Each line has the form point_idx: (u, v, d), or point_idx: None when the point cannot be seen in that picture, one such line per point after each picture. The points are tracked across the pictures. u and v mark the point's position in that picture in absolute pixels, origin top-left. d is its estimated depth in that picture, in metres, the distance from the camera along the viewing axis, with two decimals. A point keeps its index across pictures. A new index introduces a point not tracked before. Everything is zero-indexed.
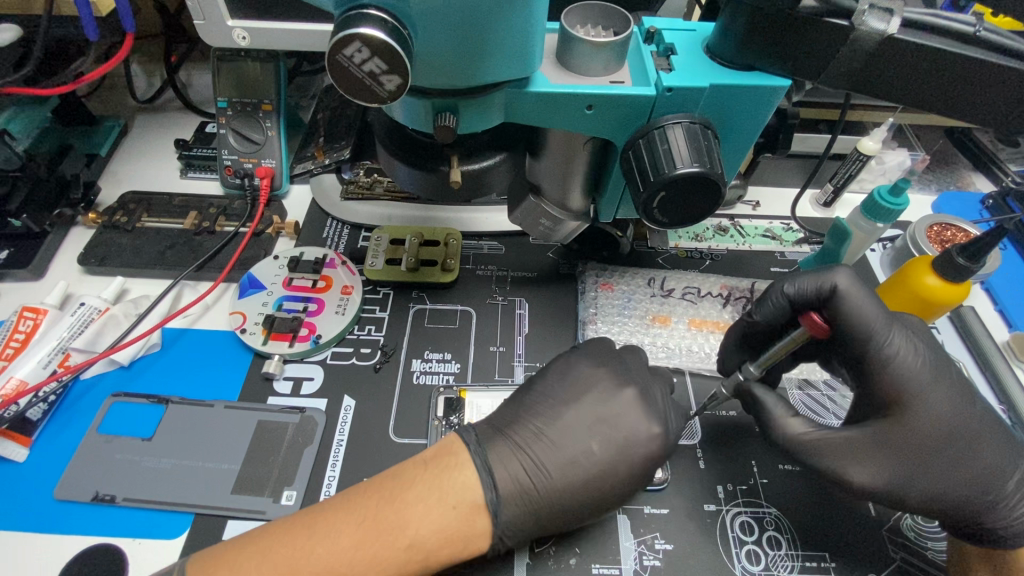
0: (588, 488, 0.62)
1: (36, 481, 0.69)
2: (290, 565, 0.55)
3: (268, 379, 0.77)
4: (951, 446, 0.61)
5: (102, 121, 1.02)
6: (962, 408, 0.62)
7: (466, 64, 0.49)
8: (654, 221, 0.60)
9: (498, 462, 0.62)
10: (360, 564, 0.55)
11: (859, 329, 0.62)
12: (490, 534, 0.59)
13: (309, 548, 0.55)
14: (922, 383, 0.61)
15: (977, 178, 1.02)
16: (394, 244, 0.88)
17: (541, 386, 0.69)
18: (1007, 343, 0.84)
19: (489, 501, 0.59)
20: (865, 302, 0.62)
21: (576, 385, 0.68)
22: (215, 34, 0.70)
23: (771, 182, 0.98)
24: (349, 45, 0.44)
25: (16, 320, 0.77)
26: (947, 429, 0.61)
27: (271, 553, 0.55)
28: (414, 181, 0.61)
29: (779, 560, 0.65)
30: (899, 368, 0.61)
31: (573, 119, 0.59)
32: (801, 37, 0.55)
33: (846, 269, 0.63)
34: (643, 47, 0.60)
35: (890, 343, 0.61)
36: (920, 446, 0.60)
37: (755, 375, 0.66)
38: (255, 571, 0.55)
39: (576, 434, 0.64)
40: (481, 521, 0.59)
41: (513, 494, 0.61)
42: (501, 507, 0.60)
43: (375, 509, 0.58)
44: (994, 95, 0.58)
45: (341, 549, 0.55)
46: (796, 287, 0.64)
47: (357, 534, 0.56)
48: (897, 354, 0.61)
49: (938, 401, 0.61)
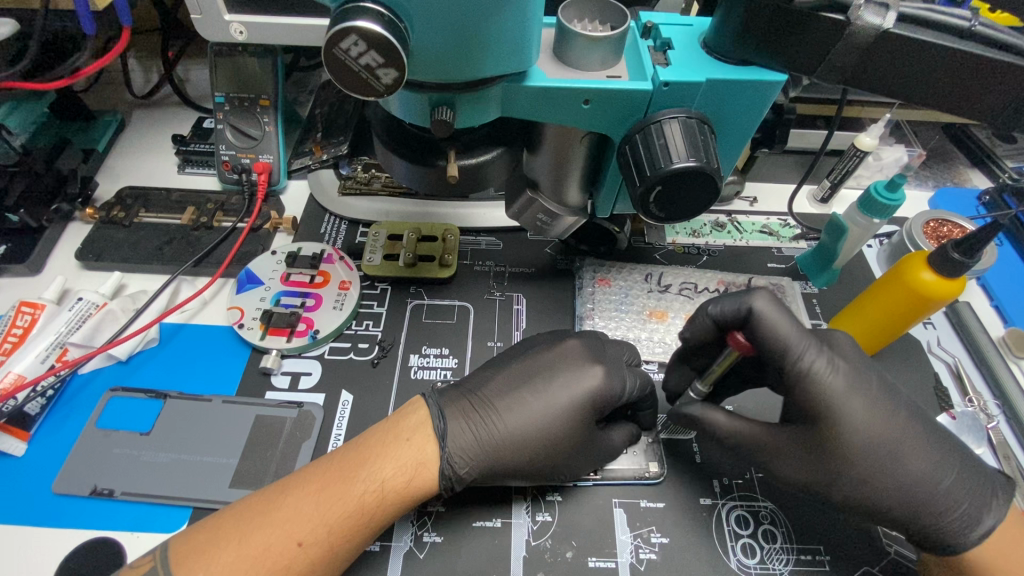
0: (538, 453, 0.65)
1: (35, 475, 0.69)
2: (258, 514, 0.57)
3: (266, 374, 0.77)
4: (881, 456, 0.60)
5: (99, 116, 1.02)
6: (884, 418, 0.60)
7: (462, 58, 0.49)
8: (650, 216, 0.60)
9: (453, 435, 0.64)
10: (324, 503, 0.58)
11: (777, 344, 0.60)
12: (442, 461, 0.62)
13: (276, 497, 0.59)
14: (842, 395, 0.60)
15: (974, 174, 1.03)
16: (392, 239, 0.88)
17: (486, 391, 0.68)
18: (1002, 339, 0.84)
19: (436, 431, 0.64)
20: (781, 321, 0.61)
21: (519, 385, 0.68)
22: (212, 28, 0.70)
23: (770, 178, 0.98)
24: (346, 38, 0.44)
25: (14, 315, 0.77)
26: (875, 439, 0.60)
27: (242, 504, 0.58)
28: (411, 176, 0.61)
29: (774, 554, 0.66)
30: (820, 383, 0.60)
31: (571, 113, 0.59)
32: (796, 33, 0.55)
33: (764, 291, 0.63)
34: (639, 42, 0.61)
35: (814, 363, 0.60)
36: (844, 455, 0.60)
37: (703, 392, 0.68)
38: (231, 525, 0.57)
39: (523, 413, 0.66)
40: (432, 449, 0.63)
41: (466, 444, 0.64)
42: (447, 443, 0.63)
43: (334, 457, 0.62)
44: (992, 90, 0.58)
45: (309, 492, 0.59)
46: (719, 307, 0.64)
47: (318, 477, 0.60)
48: (818, 367, 0.60)
49: (867, 411, 0.60)
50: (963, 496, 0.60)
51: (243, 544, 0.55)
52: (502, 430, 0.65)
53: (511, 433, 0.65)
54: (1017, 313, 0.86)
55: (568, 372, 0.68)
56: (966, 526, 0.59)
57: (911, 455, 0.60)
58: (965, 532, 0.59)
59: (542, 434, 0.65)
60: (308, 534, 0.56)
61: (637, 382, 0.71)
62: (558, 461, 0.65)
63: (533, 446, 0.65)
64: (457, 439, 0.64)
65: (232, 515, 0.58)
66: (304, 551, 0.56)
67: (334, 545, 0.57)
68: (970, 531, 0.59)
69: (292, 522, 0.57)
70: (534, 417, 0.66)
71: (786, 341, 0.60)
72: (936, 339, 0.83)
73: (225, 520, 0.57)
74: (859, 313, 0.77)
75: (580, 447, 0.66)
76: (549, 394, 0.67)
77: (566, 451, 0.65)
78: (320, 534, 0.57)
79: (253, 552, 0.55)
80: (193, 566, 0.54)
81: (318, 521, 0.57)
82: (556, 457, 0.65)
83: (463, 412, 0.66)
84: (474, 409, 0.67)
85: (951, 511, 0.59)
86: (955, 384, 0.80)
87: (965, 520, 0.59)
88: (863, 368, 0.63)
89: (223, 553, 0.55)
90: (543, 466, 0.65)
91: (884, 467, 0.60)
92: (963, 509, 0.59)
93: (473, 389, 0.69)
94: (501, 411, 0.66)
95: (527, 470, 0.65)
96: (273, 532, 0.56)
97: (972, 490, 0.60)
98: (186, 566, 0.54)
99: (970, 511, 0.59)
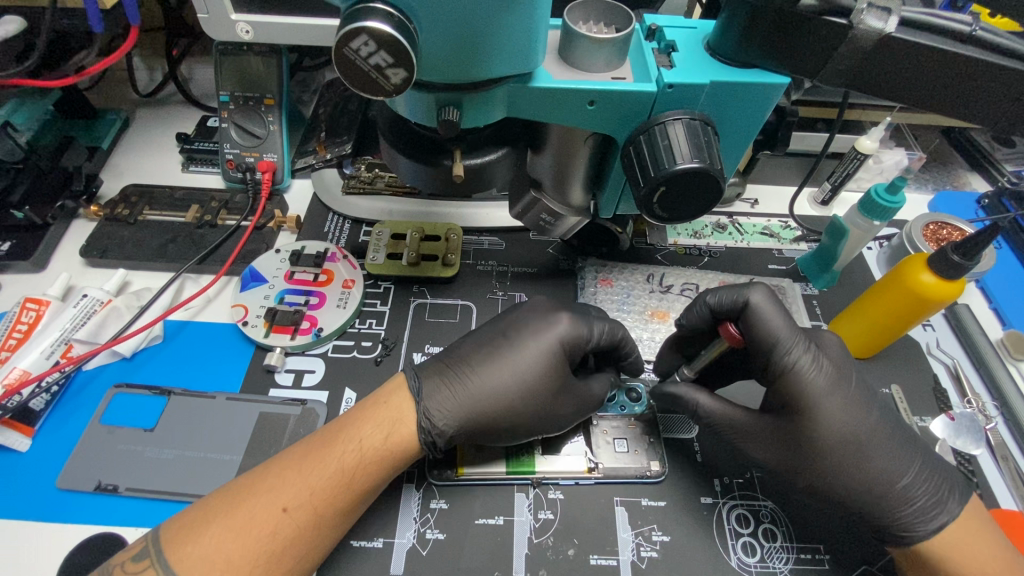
0: (526, 413, 0.65)
1: (40, 470, 0.69)
2: (242, 487, 0.58)
3: (270, 372, 0.77)
4: (850, 447, 0.61)
5: (103, 114, 1.02)
6: (858, 413, 0.62)
7: (469, 59, 0.50)
8: (653, 216, 0.61)
9: (428, 392, 0.65)
10: (307, 470, 0.59)
11: (766, 338, 0.63)
12: (419, 415, 0.63)
13: (261, 470, 0.60)
14: (821, 392, 0.62)
15: (973, 178, 1.03)
16: (395, 238, 0.88)
17: (459, 354, 0.69)
18: (1001, 341, 0.85)
19: (410, 390, 0.65)
20: (776, 316, 0.63)
21: (491, 347, 0.69)
22: (219, 27, 0.71)
23: (770, 180, 0.99)
24: (356, 38, 0.45)
25: (19, 311, 0.78)
26: (845, 433, 0.61)
27: (231, 483, 0.60)
28: (417, 176, 0.61)
29: (774, 552, 0.66)
30: (802, 378, 0.62)
31: (576, 114, 0.59)
32: (799, 36, 0.55)
33: (762, 286, 0.64)
34: (644, 43, 0.61)
35: (800, 359, 0.62)
36: (813, 441, 0.61)
37: (688, 377, 0.70)
38: (219, 499, 0.58)
39: (502, 375, 0.66)
40: (409, 408, 0.64)
41: (444, 401, 0.65)
42: (423, 400, 0.64)
43: (317, 432, 0.63)
44: (994, 92, 0.59)
45: (291, 460, 0.60)
46: (717, 297, 0.66)
47: (301, 448, 0.61)
48: (802, 364, 0.62)
49: (844, 403, 0.62)
50: (922, 492, 0.60)
51: (231, 516, 0.56)
52: (481, 388, 0.66)
53: (486, 392, 0.65)
54: (1016, 315, 0.87)
55: (542, 334, 0.69)
56: (924, 518, 0.60)
57: (877, 451, 0.61)
58: (923, 523, 0.60)
59: (521, 395, 0.66)
60: (291, 499, 0.57)
61: (605, 332, 0.72)
62: (537, 415, 0.66)
63: (516, 404, 0.65)
64: (433, 397, 0.65)
65: (221, 493, 0.59)
66: (289, 516, 0.57)
67: (318, 508, 0.58)
68: (929, 522, 0.60)
69: (275, 490, 0.58)
70: (506, 380, 0.66)
71: (777, 333, 0.62)
72: (935, 341, 0.84)
73: (214, 497, 0.58)
74: (859, 314, 0.78)
75: (557, 400, 0.67)
76: (521, 350, 0.68)
77: (550, 409, 0.66)
78: (303, 498, 0.58)
79: (240, 522, 0.56)
80: (183, 541, 0.55)
81: (300, 485, 0.58)
82: (535, 412, 0.66)
83: (436, 372, 0.67)
84: (450, 374, 0.67)
85: (911, 502, 0.60)
86: (954, 384, 0.80)
87: (927, 511, 0.60)
88: (845, 366, 0.64)
89: (211, 527, 0.56)
90: (523, 417, 0.65)
91: (852, 457, 0.61)
92: (924, 501, 0.60)
93: (453, 355, 0.69)
94: (490, 384, 0.66)
95: (505, 426, 0.65)
96: (259, 500, 0.57)
97: (934, 484, 0.61)
98: (178, 542, 0.55)
99: (930, 503, 0.60)
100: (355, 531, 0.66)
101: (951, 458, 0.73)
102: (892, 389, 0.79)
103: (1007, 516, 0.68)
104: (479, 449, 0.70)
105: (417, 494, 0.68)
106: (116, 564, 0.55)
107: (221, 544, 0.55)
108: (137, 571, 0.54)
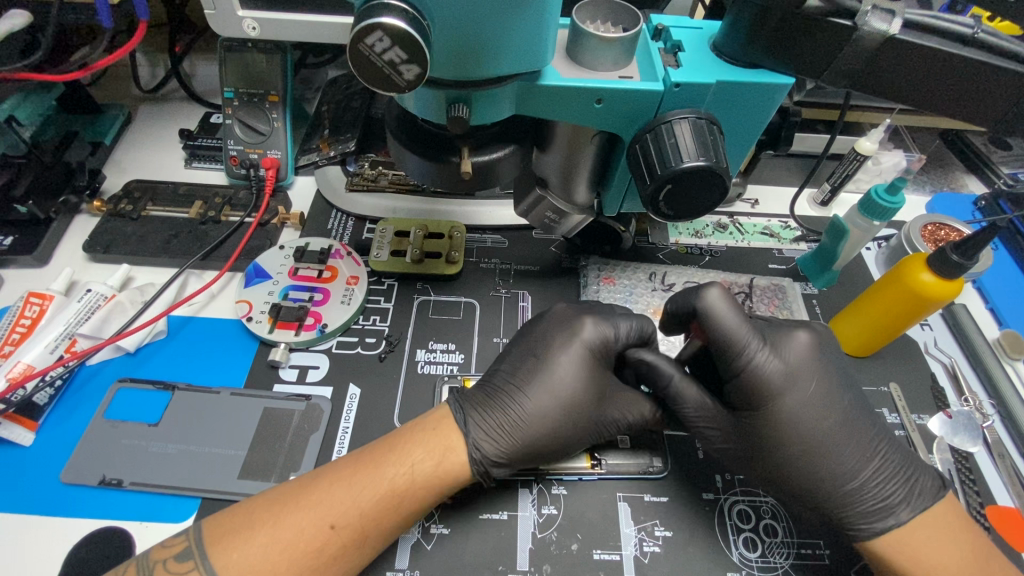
0: (544, 421, 0.65)
1: (43, 464, 0.69)
2: (288, 499, 0.58)
3: (273, 367, 0.78)
4: (802, 443, 0.62)
5: (106, 110, 1.02)
6: (817, 408, 0.63)
7: (479, 56, 0.50)
8: (659, 213, 0.62)
9: (476, 423, 0.65)
10: (357, 493, 0.59)
11: (721, 338, 0.63)
12: (469, 446, 0.63)
13: (307, 484, 0.60)
14: (776, 386, 0.63)
15: (970, 180, 1.05)
16: (399, 235, 0.89)
17: (493, 371, 0.69)
18: (997, 340, 0.86)
19: (458, 419, 0.65)
20: (730, 312, 0.63)
21: (514, 358, 0.70)
22: (225, 24, 0.71)
23: (771, 181, 1.00)
24: (371, 34, 0.45)
25: (22, 306, 0.78)
26: (803, 428, 0.62)
27: (274, 491, 0.60)
28: (425, 173, 0.62)
29: (775, 548, 0.67)
30: (757, 374, 0.63)
31: (582, 112, 0.60)
32: (804, 37, 0.56)
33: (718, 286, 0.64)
34: (650, 43, 0.62)
35: (755, 356, 0.63)
36: (765, 440, 0.63)
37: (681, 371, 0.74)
38: (265, 508, 0.58)
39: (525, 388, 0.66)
40: (459, 436, 0.64)
41: (486, 424, 0.65)
42: (471, 431, 0.64)
43: (367, 447, 0.63)
44: (997, 94, 0.60)
45: (340, 479, 0.60)
46: (676, 302, 0.69)
47: (348, 465, 0.61)
48: (758, 360, 0.63)
49: (804, 401, 0.63)
50: (878, 492, 0.62)
51: (277, 528, 0.56)
52: (504, 401, 0.66)
53: (502, 398, 0.66)
54: (1013, 315, 0.88)
55: (558, 338, 0.69)
56: (870, 519, 0.61)
57: (831, 449, 0.63)
58: (868, 524, 0.61)
59: (539, 404, 0.66)
60: (339, 518, 0.57)
61: (632, 329, 0.72)
62: (547, 424, 0.65)
63: (535, 414, 0.65)
64: (478, 427, 0.65)
65: (265, 500, 0.59)
66: (336, 534, 0.57)
67: (364, 527, 0.58)
68: (876, 523, 0.61)
69: (323, 507, 0.58)
70: (522, 389, 0.66)
71: (729, 332, 0.63)
72: (933, 340, 0.85)
73: (258, 504, 0.59)
74: (858, 313, 0.79)
75: (575, 409, 0.66)
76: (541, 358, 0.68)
77: (569, 419, 0.66)
78: (350, 518, 0.58)
79: (287, 535, 0.56)
80: (228, 547, 0.56)
81: (350, 506, 0.58)
82: (546, 421, 0.65)
83: (476, 402, 0.67)
84: (493, 400, 0.67)
85: (857, 502, 0.62)
86: (951, 384, 0.81)
87: (874, 513, 0.61)
88: (809, 366, 0.64)
89: (257, 536, 0.56)
90: (536, 426, 0.65)
91: (803, 454, 0.62)
92: (870, 504, 0.61)
93: (494, 377, 0.70)
94: (512, 391, 0.67)
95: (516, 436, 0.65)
96: (306, 517, 0.57)
97: (886, 489, 0.62)
98: (220, 546, 0.56)
99: (877, 507, 0.61)
100: None
101: (948, 456, 0.74)
102: (890, 387, 0.80)
103: (1001, 513, 0.70)
104: None
105: None
106: (156, 560, 0.56)
107: (267, 555, 0.55)
108: (181, 571, 0.55)
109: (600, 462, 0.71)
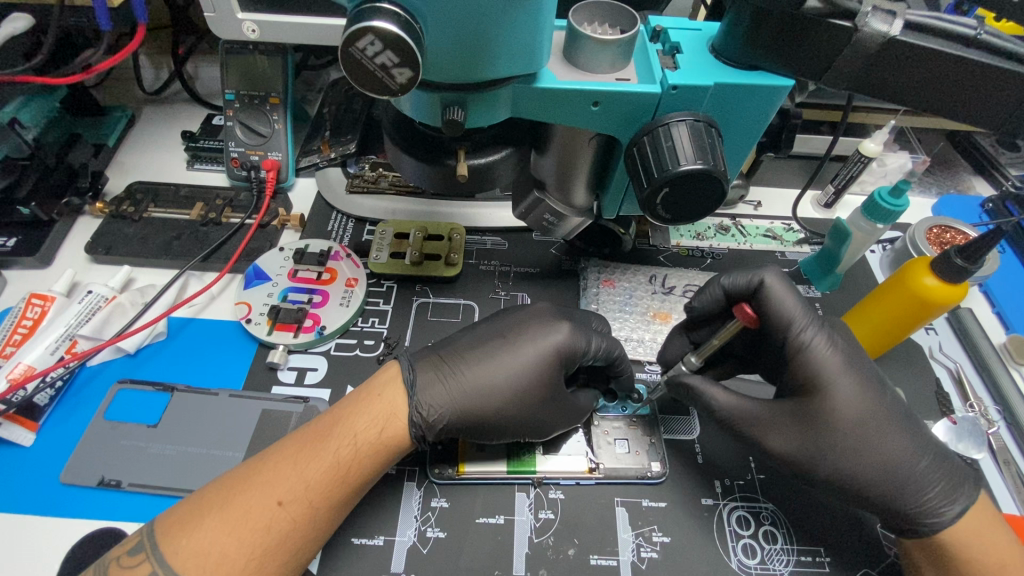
0: (503, 403, 0.66)
1: (42, 465, 0.70)
2: (236, 483, 0.58)
3: (272, 369, 0.78)
4: (869, 430, 0.61)
5: (110, 112, 1.03)
6: (872, 394, 0.63)
7: (472, 60, 0.50)
8: (656, 217, 0.61)
9: (422, 385, 0.66)
10: (301, 462, 0.59)
11: (782, 318, 0.65)
12: (411, 410, 0.64)
13: (254, 464, 0.60)
14: (838, 369, 0.62)
15: (977, 182, 1.03)
16: (398, 237, 0.89)
17: (455, 347, 0.70)
18: (1004, 345, 0.85)
19: (404, 380, 0.66)
20: (788, 296, 0.66)
21: (486, 341, 0.70)
22: (224, 27, 0.71)
23: (774, 183, 0.99)
24: (362, 38, 0.45)
25: (25, 307, 0.78)
26: (865, 411, 0.62)
27: (219, 480, 0.59)
28: (423, 175, 0.62)
29: (775, 554, 0.66)
30: (816, 355, 0.63)
31: (579, 115, 0.59)
32: (805, 40, 0.56)
33: (773, 268, 0.68)
34: (649, 45, 0.61)
35: (813, 340, 0.64)
36: (834, 427, 0.61)
37: (694, 366, 0.69)
38: (214, 492, 0.58)
39: (492, 371, 0.67)
40: (400, 401, 0.65)
41: (431, 382, 0.66)
42: (416, 393, 0.65)
43: (313, 422, 0.64)
44: (1000, 96, 0.59)
45: (286, 459, 0.60)
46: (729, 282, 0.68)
47: (294, 442, 0.62)
48: (816, 343, 0.64)
49: (864, 384, 0.63)
50: (944, 474, 0.61)
51: (225, 510, 0.56)
52: (465, 381, 0.66)
53: (468, 381, 0.66)
54: (1019, 319, 0.87)
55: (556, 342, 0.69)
56: (948, 501, 0.60)
57: (893, 432, 0.62)
58: (947, 510, 0.60)
59: (506, 386, 0.67)
60: (286, 492, 0.58)
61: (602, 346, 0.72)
62: (507, 405, 0.66)
63: (501, 394, 0.66)
64: (427, 391, 0.65)
65: (212, 486, 0.59)
66: (284, 509, 0.57)
67: (314, 502, 0.58)
68: (952, 504, 0.60)
69: (270, 484, 0.58)
70: (492, 372, 0.67)
71: (787, 313, 0.65)
72: (938, 344, 0.84)
73: (206, 492, 0.58)
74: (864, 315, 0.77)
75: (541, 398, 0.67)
76: (517, 346, 0.69)
77: (535, 403, 0.66)
78: (298, 492, 0.58)
79: (234, 515, 0.56)
80: (178, 536, 0.55)
81: (296, 479, 0.58)
82: (502, 407, 0.66)
83: (432, 367, 0.67)
84: (445, 368, 0.67)
85: (933, 486, 0.60)
86: (956, 389, 0.80)
87: (948, 495, 0.60)
88: (857, 352, 0.65)
89: (206, 520, 0.56)
90: (510, 414, 0.66)
91: (867, 442, 0.61)
92: (944, 485, 0.61)
93: (447, 347, 0.70)
94: (477, 368, 0.68)
95: (494, 426, 0.66)
96: (254, 497, 0.57)
97: (953, 467, 0.62)
98: (170, 537, 0.55)
99: (950, 488, 0.61)
100: (356, 528, 0.66)
101: None
102: None
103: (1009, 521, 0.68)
104: (479, 448, 0.71)
105: (418, 492, 0.68)
106: (112, 557, 0.56)
107: (217, 537, 0.55)
108: (132, 565, 0.54)
109: (602, 468, 0.70)
